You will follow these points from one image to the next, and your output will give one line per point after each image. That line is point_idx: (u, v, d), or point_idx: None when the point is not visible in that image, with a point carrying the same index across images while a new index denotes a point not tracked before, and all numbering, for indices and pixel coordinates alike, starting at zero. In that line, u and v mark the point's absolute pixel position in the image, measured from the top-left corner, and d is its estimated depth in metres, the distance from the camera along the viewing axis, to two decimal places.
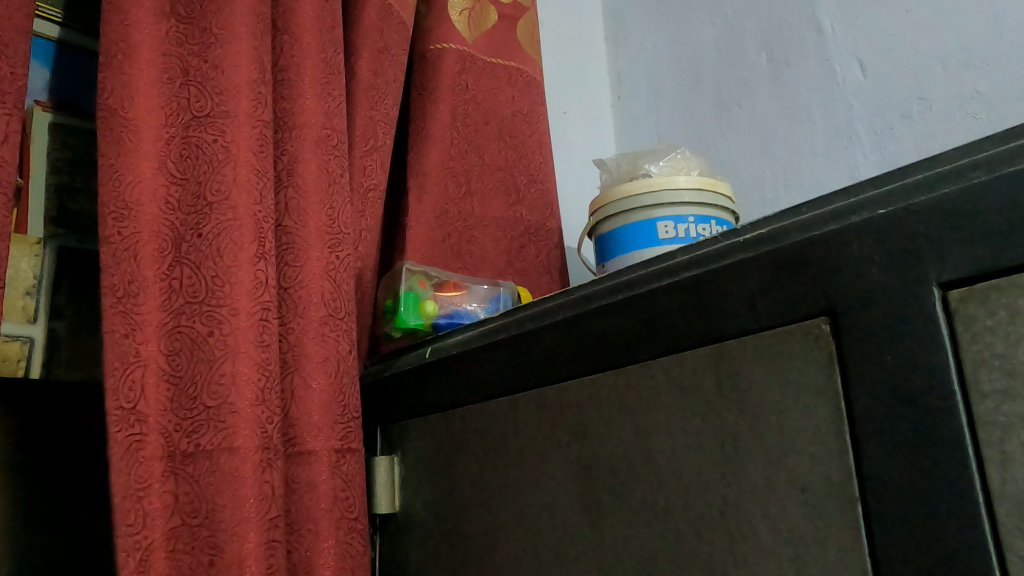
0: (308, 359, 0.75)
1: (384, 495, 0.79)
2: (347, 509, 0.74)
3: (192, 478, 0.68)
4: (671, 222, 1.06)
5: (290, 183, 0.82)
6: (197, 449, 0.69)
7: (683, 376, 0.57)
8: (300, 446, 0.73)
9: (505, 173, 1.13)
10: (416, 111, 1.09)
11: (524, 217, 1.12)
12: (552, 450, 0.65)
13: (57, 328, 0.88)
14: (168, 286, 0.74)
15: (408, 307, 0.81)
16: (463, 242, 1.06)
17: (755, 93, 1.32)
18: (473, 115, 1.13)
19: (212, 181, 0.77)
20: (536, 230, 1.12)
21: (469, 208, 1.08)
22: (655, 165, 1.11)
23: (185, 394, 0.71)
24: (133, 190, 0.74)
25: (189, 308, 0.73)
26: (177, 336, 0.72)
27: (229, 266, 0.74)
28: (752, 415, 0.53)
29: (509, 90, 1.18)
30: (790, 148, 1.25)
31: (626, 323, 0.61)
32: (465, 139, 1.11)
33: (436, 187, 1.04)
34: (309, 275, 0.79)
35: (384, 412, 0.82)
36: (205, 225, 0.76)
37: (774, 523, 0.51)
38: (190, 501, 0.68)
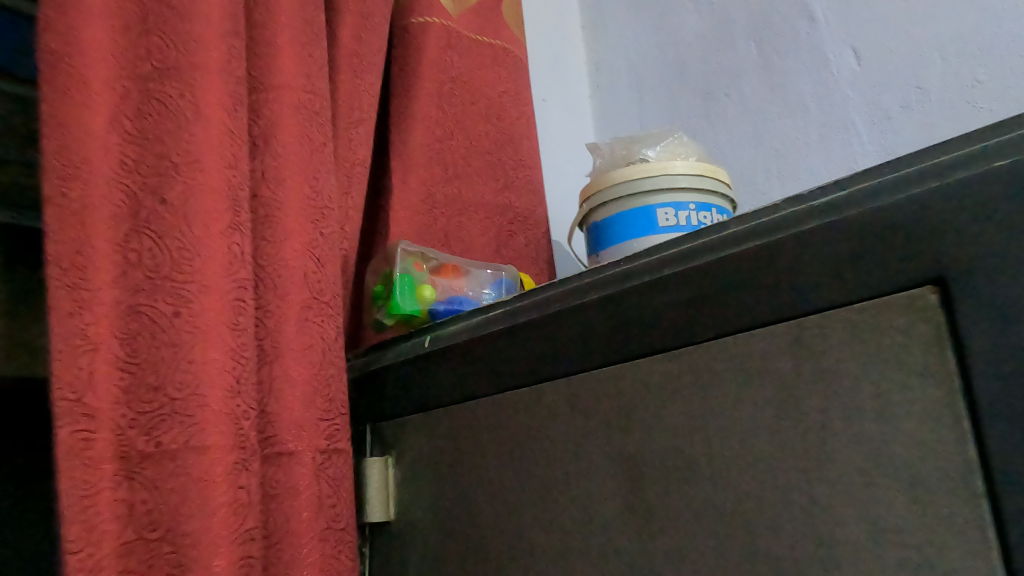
0: (290, 347, 0.65)
1: (376, 500, 0.69)
2: (335, 519, 0.64)
3: (150, 484, 0.56)
4: (671, 209, 0.99)
5: (268, 149, 0.72)
6: (157, 449, 0.57)
7: (754, 358, 0.49)
8: (277, 445, 0.63)
9: (492, 157, 1.05)
10: (398, 86, 1.00)
11: (513, 205, 1.04)
12: (580, 447, 0.57)
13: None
14: (123, 258, 0.62)
15: (403, 292, 0.72)
16: (451, 227, 0.97)
17: (744, 82, 1.27)
18: (458, 94, 1.04)
19: (178, 141, 0.66)
20: (525, 218, 1.05)
21: (456, 192, 0.99)
22: (651, 150, 1.04)
23: (144, 385, 0.58)
24: (81, 145, 0.61)
25: (149, 285, 0.61)
26: (135, 316, 0.60)
27: (197, 237, 0.63)
28: (839, 398, 0.46)
29: (495, 70, 1.10)
30: (781, 138, 1.21)
31: (672, 300, 0.54)
32: (450, 119, 1.02)
33: (421, 168, 0.96)
34: (290, 252, 0.68)
35: (373, 408, 0.72)
36: (168, 190, 0.64)
37: (870, 524, 0.43)
38: (149, 512, 0.56)
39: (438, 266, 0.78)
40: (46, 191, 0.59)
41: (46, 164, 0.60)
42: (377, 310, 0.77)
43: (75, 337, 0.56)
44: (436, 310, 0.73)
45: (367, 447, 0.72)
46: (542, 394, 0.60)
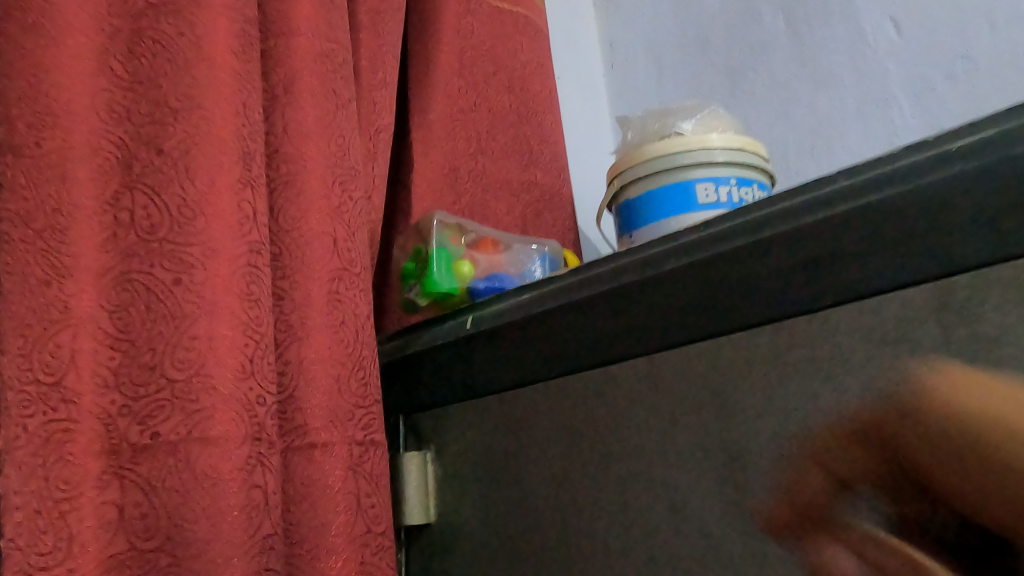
0: (316, 323, 0.56)
1: (416, 502, 0.62)
2: (375, 522, 0.55)
3: (147, 484, 0.46)
4: (711, 183, 0.91)
5: (286, 102, 0.62)
6: (154, 440, 0.47)
7: (890, 328, 0.40)
8: (309, 437, 0.54)
9: (515, 130, 0.99)
10: (418, 52, 0.92)
11: (537, 181, 0.98)
12: (653, 439, 0.48)
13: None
14: (112, 219, 0.52)
15: (440, 269, 0.69)
16: (474, 204, 0.90)
17: (772, 57, 1.20)
18: (479, 63, 0.97)
19: (178, 84, 0.56)
20: (550, 196, 0.99)
21: (480, 167, 0.92)
22: (687, 121, 0.96)
23: (139, 364, 0.49)
24: (59, 86, 0.51)
25: (143, 248, 0.51)
26: (126, 285, 0.51)
27: (199, 193, 0.53)
28: (995, 376, 0.37)
29: (517, 38, 1.03)
30: (814, 114, 1.13)
31: (774, 263, 0.44)
32: (472, 89, 0.95)
33: (443, 141, 0.88)
34: (314, 215, 0.59)
35: (409, 397, 0.64)
36: (166, 139, 0.54)
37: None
38: (143, 515, 0.46)
39: (474, 246, 0.74)
40: (15, 137, 0.49)
41: (12, 107, 0.49)
42: (411, 290, 0.72)
43: (53, 309, 0.47)
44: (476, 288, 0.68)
45: (402, 440, 0.65)
46: (607, 378, 0.51)
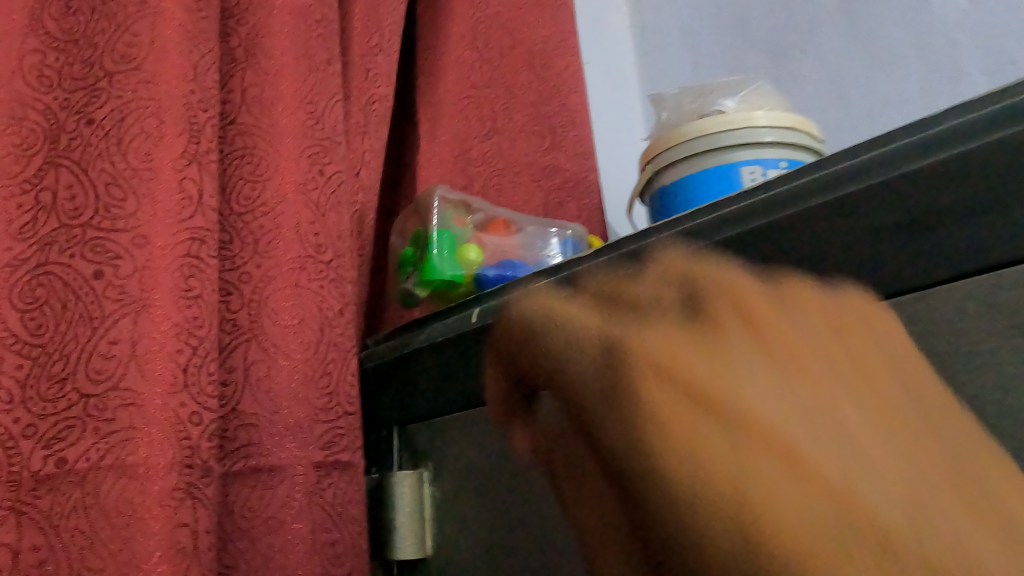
0: (273, 318, 0.49)
1: (409, 532, 0.51)
2: (335, 560, 0.47)
3: (46, 524, 0.37)
4: (757, 167, 0.80)
5: (252, 65, 0.55)
6: (59, 469, 0.38)
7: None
8: (252, 459, 0.47)
9: (534, 111, 0.89)
10: (426, 24, 0.83)
11: (563, 166, 0.88)
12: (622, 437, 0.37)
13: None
14: (32, 202, 0.43)
15: (443, 255, 0.59)
16: (490, 191, 0.80)
17: (819, 35, 1.03)
18: (495, 36, 0.88)
19: (118, 44, 0.48)
20: (574, 183, 0.88)
21: (495, 149, 0.83)
22: (730, 100, 0.85)
23: (49, 376, 0.40)
24: None
25: (64, 235, 0.42)
26: (42, 281, 0.41)
27: (133, 170, 0.44)
28: (997, 527, 0.27)
29: (538, 10, 0.94)
30: (871, 96, 0.95)
31: (835, 247, 0.34)
32: (486, 64, 0.86)
33: (455, 120, 0.79)
34: (272, 195, 0.51)
35: (400, 406, 0.54)
36: (97, 108, 0.46)
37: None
38: (42, 560, 0.37)
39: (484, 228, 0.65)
40: None
41: None
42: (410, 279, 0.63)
43: None
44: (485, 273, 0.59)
45: (397, 456, 0.54)
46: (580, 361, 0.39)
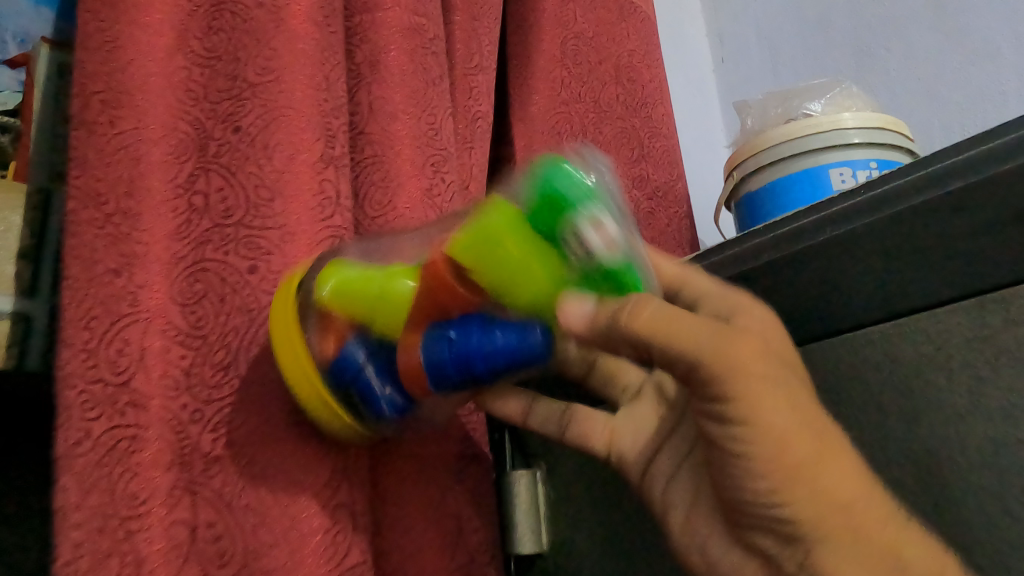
0: None
1: (526, 528, 0.52)
2: (475, 540, 0.50)
3: (221, 504, 0.40)
4: (847, 168, 0.81)
5: (369, 76, 0.57)
6: (227, 451, 0.41)
7: None
8: (396, 449, 0.48)
9: (624, 125, 0.99)
10: (514, 64, 0.93)
11: (652, 176, 0.99)
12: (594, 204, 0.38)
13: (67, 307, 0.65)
14: (186, 204, 0.46)
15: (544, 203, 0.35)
16: None
17: (910, 24, 0.93)
18: (582, 61, 0.97)
19: (255, 58, 0.51)
20: (663, 192, 1.00)
21: None
22: (814, 104, 0.88)
23: (213, 364, 0.43)
24: (136, 68, 0.47)
25: (219, 234, 0.46)
26: (200, 276, 0.45)
27: (279, 172, 0.48)
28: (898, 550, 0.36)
29: (626, 43, 1.03)
30: (963, 91, 0.87)
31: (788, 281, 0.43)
32: (571, 91, 0.94)
33: (546, 140, 0.89)
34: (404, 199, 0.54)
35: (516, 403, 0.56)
36: (243, 116, 0.49)
37: (778, 506, 0.37)
38: (216, 535, 0.40)
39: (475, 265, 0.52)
40: (95, 134, 0.45)
41: (87, 106, 0.46)
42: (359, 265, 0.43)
43: (121, 303, 0.42)
44: (504, 325, 0.38)
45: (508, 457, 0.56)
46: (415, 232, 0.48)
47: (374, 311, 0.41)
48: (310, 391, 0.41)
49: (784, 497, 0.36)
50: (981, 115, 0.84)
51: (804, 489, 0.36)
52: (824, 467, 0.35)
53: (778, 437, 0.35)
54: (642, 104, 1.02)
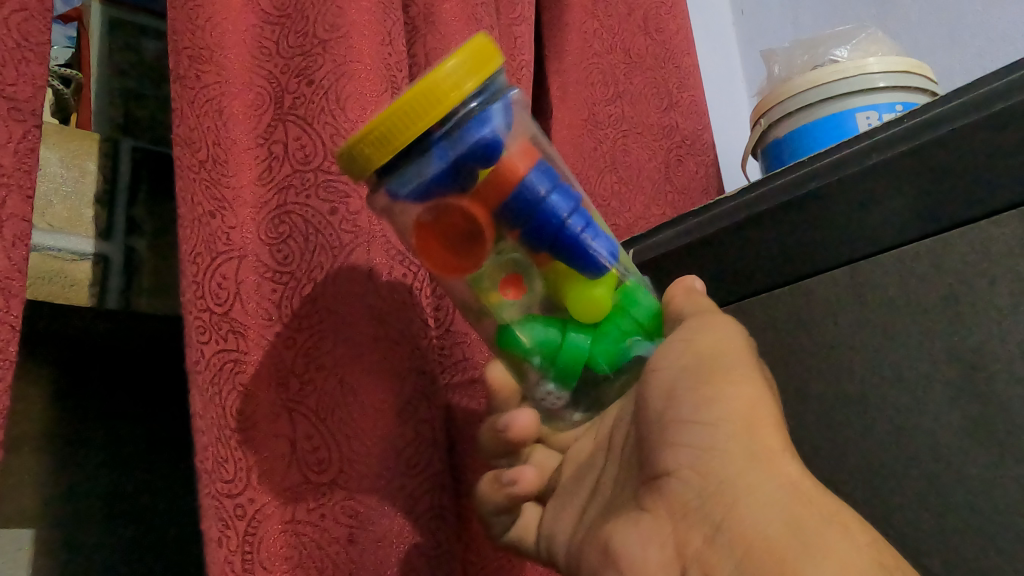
0: None
1: None
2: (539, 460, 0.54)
3: (317, 420, 0.45)
4: (873, 111, 0.84)
5: (425, 29, 0.61)
6: (320, 374, 0.46)
7: None
8: (468, 374, 0.52)
9: (653, 75, 1.02)
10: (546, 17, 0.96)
11: (680, 125, 1.03)
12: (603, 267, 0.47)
13: (136, 246, 0.67)
14: (266, 152, 0.51)
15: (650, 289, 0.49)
16: (617, 151, 0.94)
17: None
18: (612, 13, 1.00)
19: (324, 14, 0.53)
20: (692, 141, 1.03)
21: (618, 111, 0.96)
22: (839, 50, 0.91)
23: (301, 297, 0.47)
24: (216, 28, 0.51)
25: (299, 179, 0.50)
26: (284, 218, 0.49)
27: (350, 120, 0.51)
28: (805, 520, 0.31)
29: None
30: (985, 32, 0.88)
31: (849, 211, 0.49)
32: (601, 43, 0.97)
33: (579, 91, 0.92)
34: None
35: None
36: (315, 70, 0.52)
37: (694, 429, 0.36)
38: (314, 449, 0.45)
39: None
40: (181, 86, 0.49)
41: (176, 62, 0.50)
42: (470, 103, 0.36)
43: (218, 240, 0.46)
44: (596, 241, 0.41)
45: None
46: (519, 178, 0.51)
47: (397, 122, 0.35)
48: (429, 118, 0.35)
49: (707, 414, 0.36)
50: (1002, 56, 0.86)
51: (729, 390, 0.36)
52: (746, 398, 0.36)
53: (711, 352, 0.38)
54: (670, 55, 1.05)
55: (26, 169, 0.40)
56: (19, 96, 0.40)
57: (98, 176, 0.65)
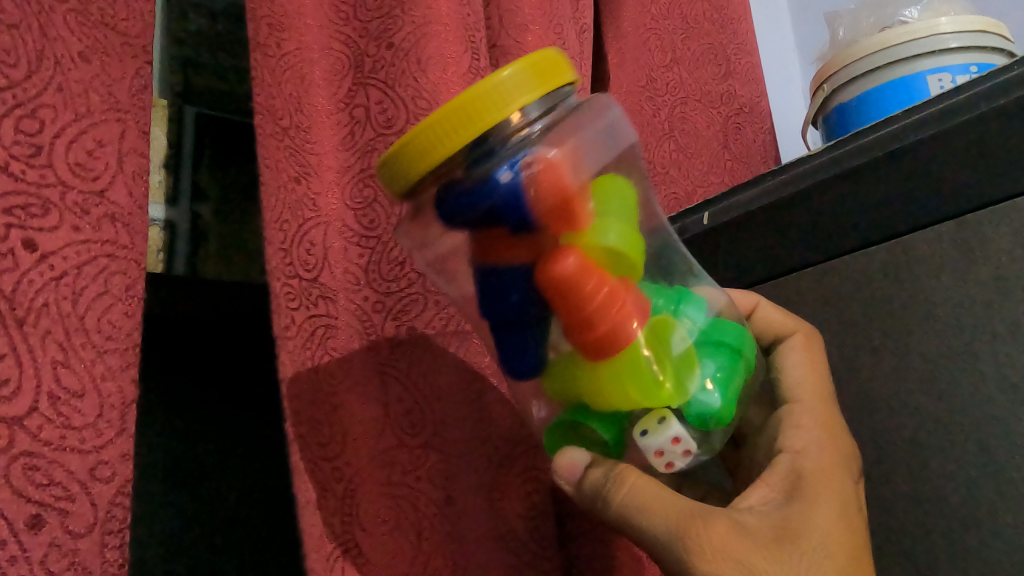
0: None
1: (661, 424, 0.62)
2: None
3: (408, 381, 0.46)
4: (944, 74, 0.81)
5: None
6: (409, 336, 0.47)
7: None
8: None
9: (710, 40, 1.00)
10: None
11: (738, 92, 1.01)
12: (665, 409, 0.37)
13: (201, 211, 0.73)
14: (348, 117, 0.51)
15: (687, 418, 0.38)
16: (675, 117, 0.92)
17: None
18: None
19: None
20: (750, 108, 1.01)
21: (677, 78, 0.94)
22: (908, 12, 0.88)
23: (388, 261, 0.47)
24: None
25: (382, 143, 0.50)
26: (368, 182, 0.49)
27: (432, 83, 0.50)
28: None
29: None
30: None
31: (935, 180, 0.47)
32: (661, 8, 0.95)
33: (638, 57, 0.91)
34: None
35: None
36: (395, 32, 0.51)
37: None
38: (408, 412, 0.45)
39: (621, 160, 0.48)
40: (260, 46, 0.48)
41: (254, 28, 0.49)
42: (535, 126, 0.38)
43: (305, 206, 0.45)
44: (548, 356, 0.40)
45: None
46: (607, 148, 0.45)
47: (434, 134, 0.35)
48: (430, 135, 0.35)
49: None
50: None
51: None
52: None
53: None
54: (728, 19, 1.03)
55: (141, 105, 0.39)
56: (131, 31, 0.40)
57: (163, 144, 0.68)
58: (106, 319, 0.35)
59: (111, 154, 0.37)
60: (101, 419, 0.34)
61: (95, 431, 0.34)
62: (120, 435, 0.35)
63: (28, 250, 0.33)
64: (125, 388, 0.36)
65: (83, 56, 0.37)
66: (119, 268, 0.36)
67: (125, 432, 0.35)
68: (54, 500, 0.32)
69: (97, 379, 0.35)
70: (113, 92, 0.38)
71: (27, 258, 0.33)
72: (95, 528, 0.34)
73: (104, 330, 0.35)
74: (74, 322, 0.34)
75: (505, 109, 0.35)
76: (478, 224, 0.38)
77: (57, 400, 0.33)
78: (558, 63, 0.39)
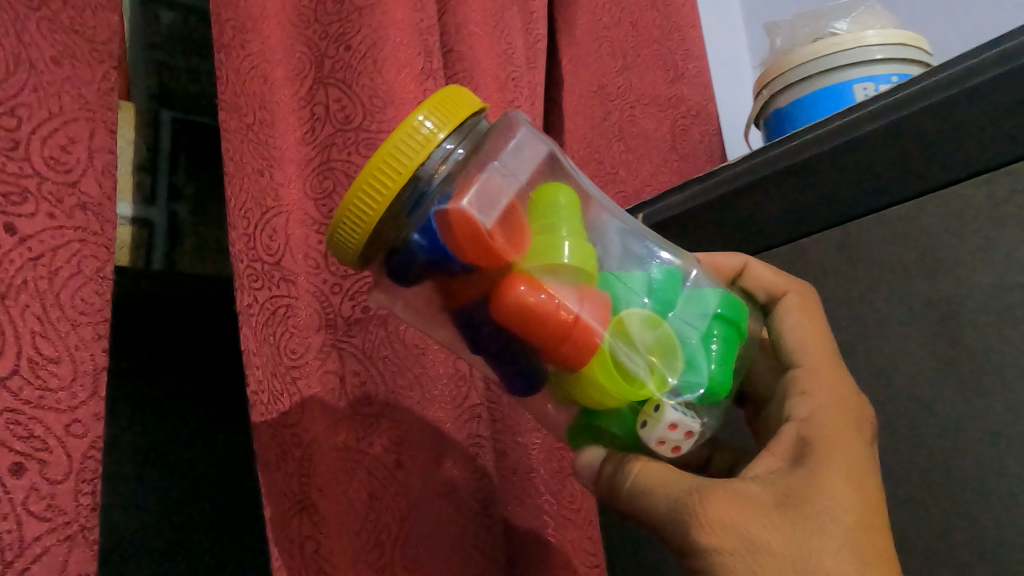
0: None
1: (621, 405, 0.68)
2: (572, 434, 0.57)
3: (361, 355, 0.50)
4: (869, 83, 0.87)
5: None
6: (365, 315, 0.51)
7: None
8: None
9: (660, 46, 1.05)
10: None
11: (686, 95, 1.06)
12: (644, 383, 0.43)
13: (179, 211, 0.73)
14: (309, 114, 0.55)
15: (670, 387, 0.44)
16: (624, 120, 0.98)
17: None
18: None
19: None
20: (697, 110, 1.07)
21: (627, 83, 1.00)
22: (841, 23, 0.94)
23: None
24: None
25: (341, 137, 0.53)
26: (329, 171, 0.53)
27: (387, 83, 0.54)
28: None
29: None
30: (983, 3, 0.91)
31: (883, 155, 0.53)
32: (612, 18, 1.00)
33: (590, 64, 0.96)
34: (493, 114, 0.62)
35: None
36: (352, 36, 0.55)
37: None
38: (363, 385, 0.49)
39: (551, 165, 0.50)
40: (225, 48, 0.52)
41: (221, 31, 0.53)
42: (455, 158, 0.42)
43: (268, 195, 0.49)
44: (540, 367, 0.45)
45: None
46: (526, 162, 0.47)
47: (364, 199, 0.39)
48: (360, 201, 0.39)
49: None
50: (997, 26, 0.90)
51: None
52: None
53: None
54: (676, 28, 1.08)
55: (109, 107, 0.44)
56: (98, 38, 0.44)
57: (138, 144, 0.70)
58: (79, 297, 0.39)
59: (82, 148, 0.41)
60: (75, 382, 0.38)
61: (70, 394, 0.38)
62: (91, 398, 0.39)
63: (8, 232, 0.37)
64: (97, 356, 0.39)
65: (55, 60, 0.41)
66: (89, 251, 0.40)
67: (95, 396, 0.39)
68: (34, 451, 0.36)
69: (71, 349, 0.38)
70: (84, 95, 0.42)
71: (8, 240, 0.37)
72: (70, 477, 0.37)
73: (77, 306, 0.39)
74: (50, 298, 0.38)
75: (415, 158, 0.39)
76: (428, 272, 0.43)
77: (35, 364, 0.37)
78: (459, 96, 0.42)
